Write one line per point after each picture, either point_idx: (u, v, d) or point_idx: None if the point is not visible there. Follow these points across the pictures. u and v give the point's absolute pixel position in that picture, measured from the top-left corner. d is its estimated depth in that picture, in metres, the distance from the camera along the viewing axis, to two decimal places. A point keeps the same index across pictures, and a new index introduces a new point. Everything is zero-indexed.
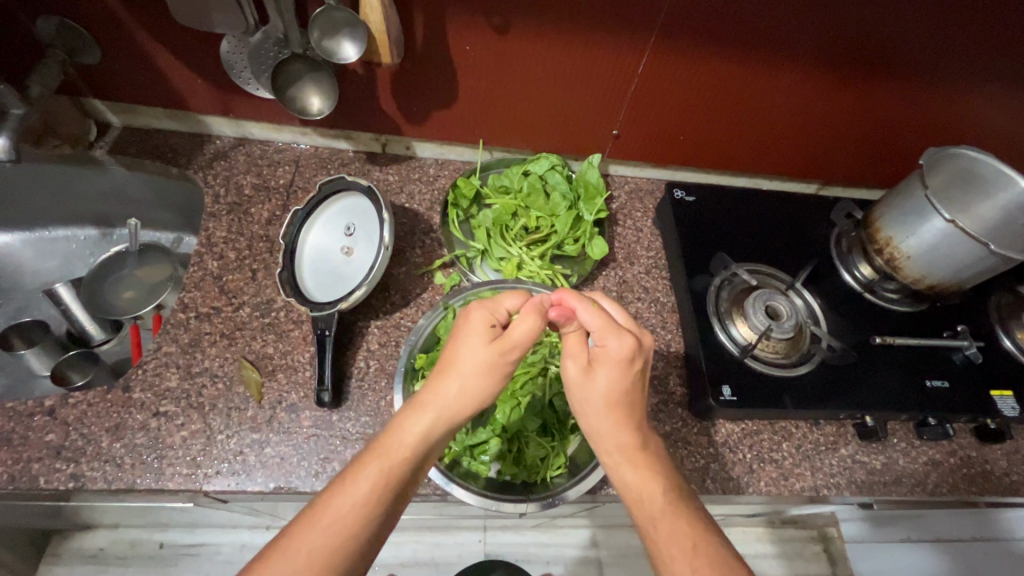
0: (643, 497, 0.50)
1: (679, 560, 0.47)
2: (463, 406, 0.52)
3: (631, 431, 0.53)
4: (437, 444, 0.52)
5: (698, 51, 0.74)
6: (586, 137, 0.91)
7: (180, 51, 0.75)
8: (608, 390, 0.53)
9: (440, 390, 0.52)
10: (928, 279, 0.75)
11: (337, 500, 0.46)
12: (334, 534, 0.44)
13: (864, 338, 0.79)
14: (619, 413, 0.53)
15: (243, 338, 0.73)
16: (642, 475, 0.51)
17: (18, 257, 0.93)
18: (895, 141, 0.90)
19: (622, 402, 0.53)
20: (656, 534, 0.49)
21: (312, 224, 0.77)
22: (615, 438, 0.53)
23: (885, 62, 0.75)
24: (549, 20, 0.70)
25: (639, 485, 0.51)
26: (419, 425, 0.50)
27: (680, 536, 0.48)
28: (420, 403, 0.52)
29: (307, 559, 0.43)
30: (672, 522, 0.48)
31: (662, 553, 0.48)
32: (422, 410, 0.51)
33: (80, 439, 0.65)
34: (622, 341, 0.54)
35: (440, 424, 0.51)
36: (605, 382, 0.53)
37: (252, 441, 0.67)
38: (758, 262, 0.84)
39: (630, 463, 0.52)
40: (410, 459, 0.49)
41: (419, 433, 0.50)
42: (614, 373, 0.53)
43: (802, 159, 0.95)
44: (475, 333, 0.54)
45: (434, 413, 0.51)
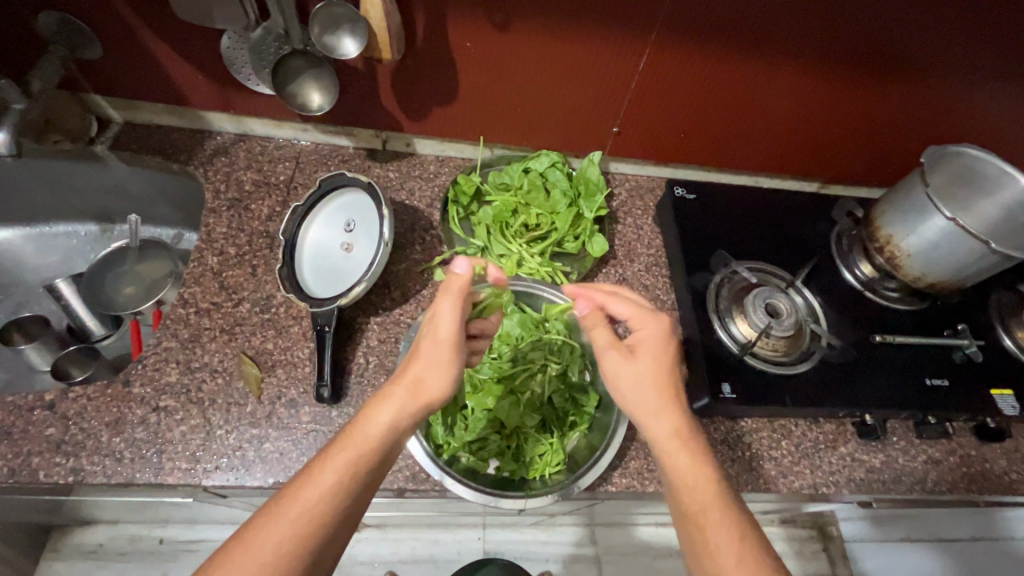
0: (693, 488, 0.51)
1: (725, 551, 0.48)
2: (430, 393, 0.53)
3: (679, 415, 0.54)
4: (407, 432, 0.53)
5: (698, 48, 0.74)
6: (587, 135, 0.91)
7: (181, 46, 0.75)
8: (654, 371, 0.55)
9: (407, 379, 0.53)
10: (928, 277, 0.74)
11: (304, 491, 0.47)
12: (302, 524, 0.45)
13: (865, 336, 0.79)
14: (668, 394, 0.55)
15: (242, 333, 0.74)
16: (691, 465, 0.52)
17: (18, 252, 0.93)
18: (896, 139, 0.89)
19: (670, 383, 0.55)
20: (703, 525, 0.49)
21: (312, 221, 0.77)
22: (664, 422, 0.53)
23: (886, 61, 0.74)
24: (549, 17, 0.70)
25: (689, 475, 0.51)
26: (386, 413, 0.51)
27: (727, 529, 0.49)
28: (387, 392, 0.52)
29: (275, 550, 0.44)
30: (722, 513, 0.50)
31: (708, 543, 0.49)
32: (388, 398, 0.52)
33: (80, 433, 0.65)
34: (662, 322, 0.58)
35: (407, 411, 0.52)
36: (650, 364, 0.56)
37: (252, 437, 0.67)
38: (759, 261, 0.84)
39: (679, 452, 0.52)
40: (377, 446, 0.50)
41: (387, 421, 0.51)
42: (659, 353, 0.56)
43: (802, 157, 0.95)
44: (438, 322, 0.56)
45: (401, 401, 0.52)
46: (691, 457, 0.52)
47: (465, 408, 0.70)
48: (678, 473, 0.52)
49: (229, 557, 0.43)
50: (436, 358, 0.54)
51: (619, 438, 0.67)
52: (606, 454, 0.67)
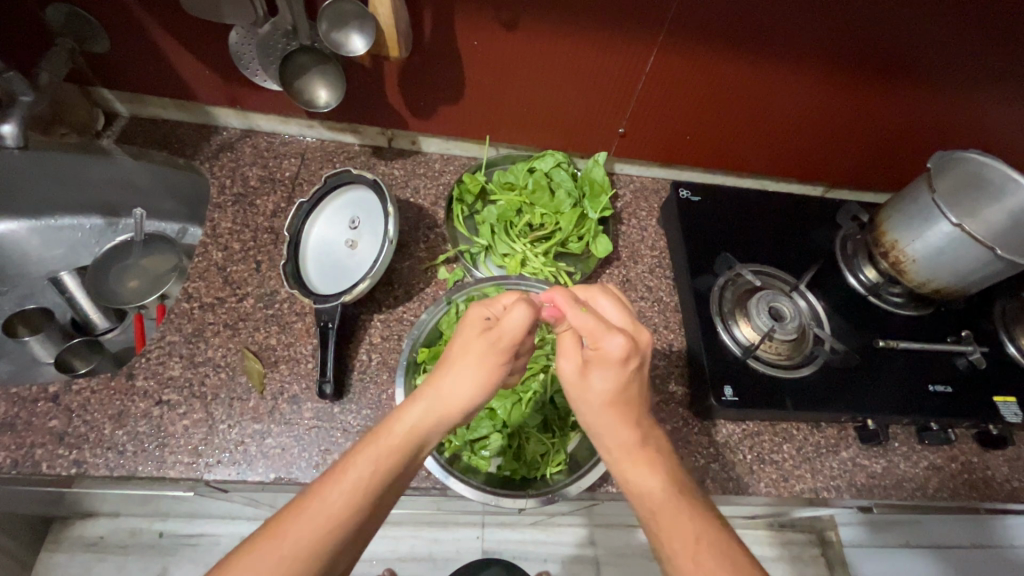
0: (644, 492, 0.51)
1: (682, 555, 0.46)
2: (459, 397, 0.53)
3: (631, 429, 0.53)
4: (435, 433, 0.53)
5: (703, 50, 0.74)
6: (592, 135, 0.91)
7: (189, 40, 0.75)
8: (605, 390, 0.54)
9: (439, 383, 0.54)
10: (933, 283, 0.74)
11: (329, 489, 0.46)
12: (328, 522, 0.45)
13: (868, 341, 0.79)
14: (619, 411, 0.54)
15: (246, 329, 0.74)
16: (642, 470, 0.52)
17: (24, 244, 0.94)
18: (903, 144, 0.89)
19: (620, 400, 0.54)
20: (662, 530, 0.48)
21: (317, 217, 0.77)
22: (614, 435, 0.53)
23: (893, 66, 0.74)
24: (555, 16, 0.70)
25: (640, 482, 0.51)
26: (416, 414, 0.52)
27: (684, 531, 0.47)
28: (416, 394, 0.53)
29: (298, 549, 0.43)
30: (677, 515, 0.48)
31: (665, 547, 0.48)
32: (418, 400, 0.53)
33: (83, 425, 0.65)
34: (621, 340, 0.54)
35: (439, 412, 0.52)
36: (604, 381, 0.54)
37: (254, 432, 0.67)
38: (763, 264, 0.83)
39: (627, 458, 0.53)
40: (406, 447, 0.50)
41: (415, 422, 0.52)
42: (611, 373, 0.54)
43: (807, 161, 0.94)
44: (476, 325, 0.57)
45: (435, 403, 0.53)
46: (642, 462, 0.52)
47: None
48: (631, 481, 0.52)
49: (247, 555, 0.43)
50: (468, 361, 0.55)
51: None
52: None
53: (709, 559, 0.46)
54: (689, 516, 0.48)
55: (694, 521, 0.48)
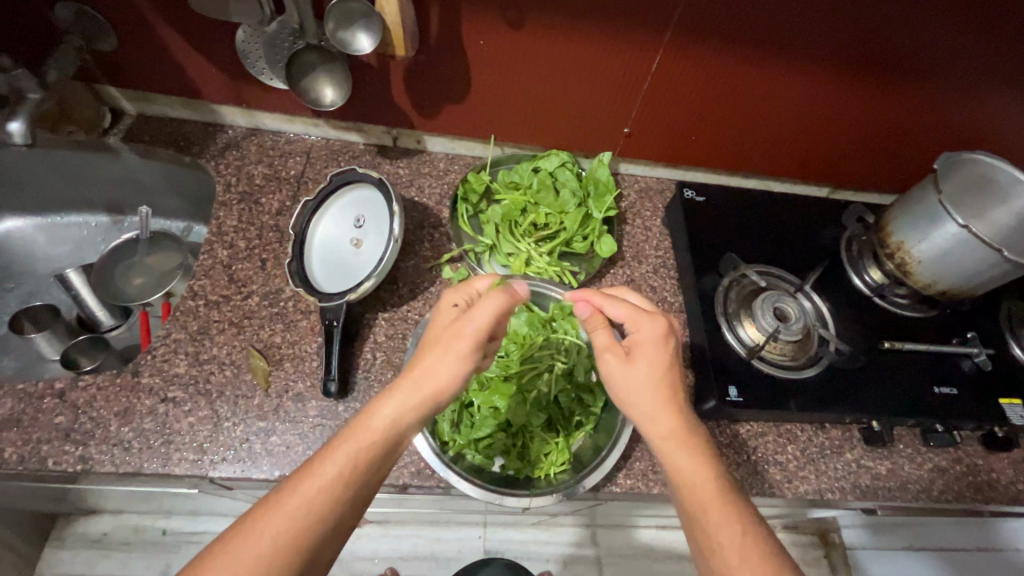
0: (694, 483, 0.51)
1: (729, 549, 0.48)
2: (435, 387, 0.53)
3: (677, 417, 0.54)
4: (413, 427, 0.53)
5: (710, 50, 0.74)
6: (597, 135, 0.91)
7: (197, 38, 0.75)
8: (651, 372, 0.55)
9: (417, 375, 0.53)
10: (939, 285, 0.74)
11: (305, 484, 0.47)
12: (302, 518, 0.45)
13: (873, 342, 0.79)
14: (666, 396, 0.54)
15: (251, 327, 0.74)
16: (691, 461, 0.52)
17: (31, 242, 0.95)
18: (908, 146, 0.89)
19: (666, 383, 0.55)
20: (710, 523, 0.49)
21: (322, 216, 0.77)
22: (662, 423, 0.53)
23: (900, 67, 0.74)
24: (562, 16, 0.70)
25: (690, 473, 0.51)
26: (391, 408, 0.51)
27: (731, 525, 0.49)
28: (396, 386, 0.53)
29: (274, 543, 0.44)
30: (724, 511, 0.49)
31: (710, 540, 0.49)
32: (395, 394, 0.52)
33: (89, 422, 0.65)
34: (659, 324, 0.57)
35: (416, 407, 0.52)
36: (649, 366, 0.55)
37: (259, 429, 0.67)
38: (768, 265, 0.83)
39: (676, 447, 0.52)
40: (382, 442, 0.50)
41: (392, 415, 0.51)
42: (655, 354, 0.55)
43: (812, 162, 0.94)
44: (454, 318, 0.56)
45: (412, 396, 0.52)
46: (689, 453, 0.52)
47: (469, 405, 0.70)
48: (678, 472, 0.52)
49: (226, 548, 0.44)
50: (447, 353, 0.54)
51: (625, 439, 0.67)
52: (610, 455, 0.67)
53: (754, 552, 0.47)
54: (733, 509, 0.50)
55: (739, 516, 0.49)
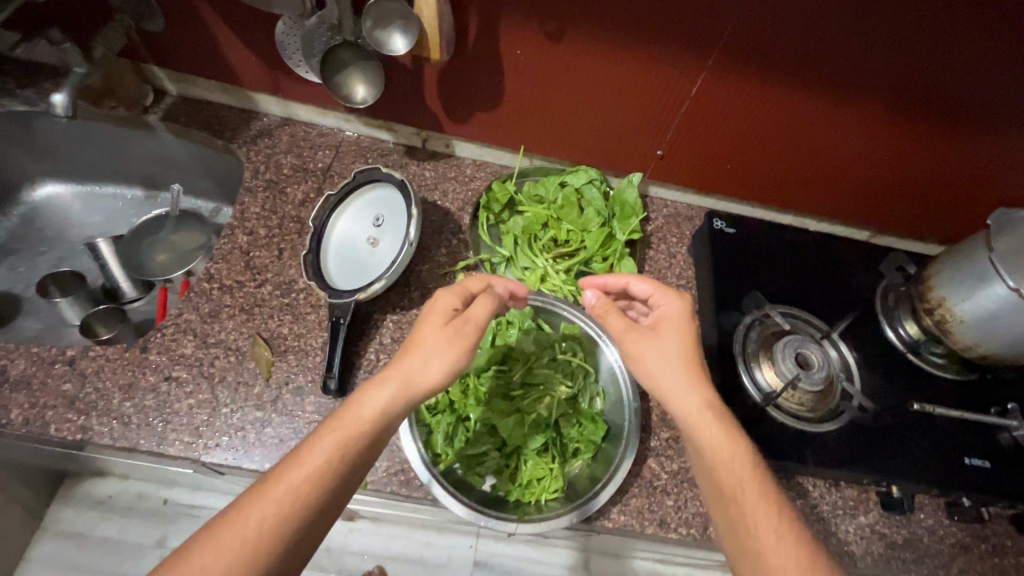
0: (727, 463, 0.50)
1: (764, 528, 0.47)
2: (425, 380, 0.53)
3: (705, 394, 0.54)
4: (397, 419, 0.53)
5: (753, 78, 0.71)
6: (628, 155, 0.89)
7: (239, 25, 0.76)
8: (682, 345, 0.56)
9: (401, 366, 0.53)
10: (980, 349, 0.68)
11: (290, 472, 0.47)
12: (285, 507, 0.45)
13: (901, 402, 0.74)
14: (696, 369, 0.55)
15: (260, 315, 0.74)
16: (725, 440, 0.51)
17: (68, 208, 1.00)
18: (962, 194, 0.84)
19: (696, 355, 0.56)
20: (740, 497, 0.49)
21: (342, 212, 0.77)
22: (691, 400, 0.53)
23: (959, 112, 0.70)
24: (601, 32, 0.68)
25: (723, 453, 0.50)
26: (376, 400, 0.51)
27: (767, 507, 0.48)
28: (379, 377, 0.53)
29: (257, 528, 0.44)
30: (757, 491, 0.49)
31: (745, 523, 0.48)
32: (381, 385, 0.52)
33: (93, 392, 0.66)
34: (681, 300, 0.59)
35: (400, 397, 0.52)
36: (675, 340, 0.56)
37: (256, 419, 0.67)
38: (795, 306, 0.79)
39: (709, 424, 0.52)
40: (367, 430, 0.50)
41: (378, 407, 0.51)
42: (683, 329, 0.57)
43: (853, 203, 0.90)
44: (437, 313, 0.57)
45: (395, 387, 0.52)
46: (719, 427, 0.52)
47: (465, 419, 0.68)
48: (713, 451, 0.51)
49: (211, 534, 0.44)
50: (434, 345, 0.54)
51: (621, 476, 0.65)
52: (604, 490, 0.65)
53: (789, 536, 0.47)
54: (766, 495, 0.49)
55: (774, 503, 0.49)
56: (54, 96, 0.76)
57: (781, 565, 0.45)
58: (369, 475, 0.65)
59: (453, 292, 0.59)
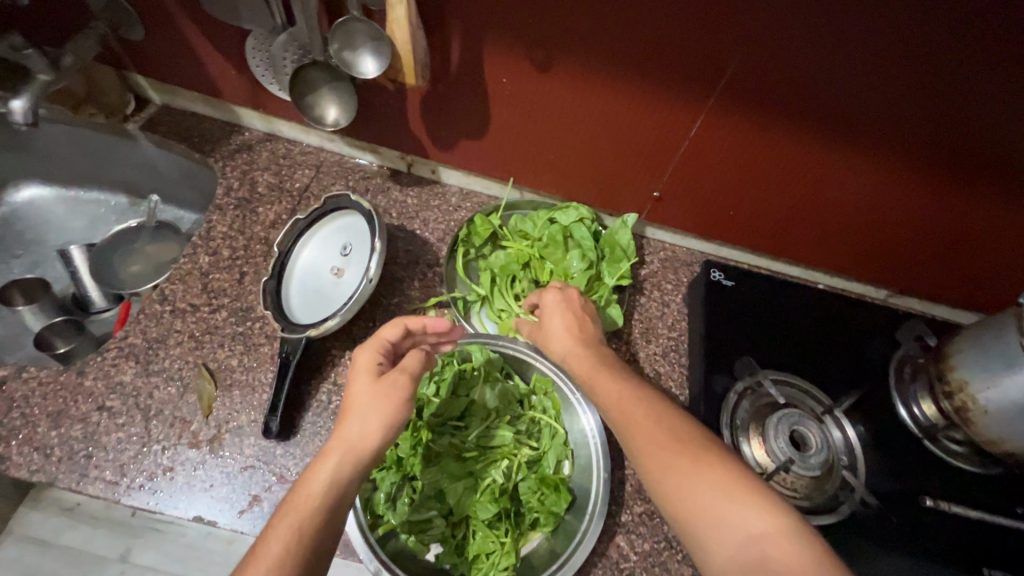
0: (578, 364, 0.56)
1: (601, 392, 0.52)
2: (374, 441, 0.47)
3: (569, 331, 0.60)
4: (354, 487, 0.45)
5: (758, 121, 0.64)
6: (624, 193, 0.82)
7: (214, 36, 0.72)
8: (554, 306, 0.63)
9: (341, 433, 0.46)
10: (1006, 444, 0.59)
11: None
12: None
13: (911, 496, 0.65)
14: (569, 322, 0.61)
15: (210, 343, 0.69)
16: (576, 351, 0.57)
17: (51, 212, 0.97)
18: (992, 259, 0.75)
19: (570, 316, 0.61)
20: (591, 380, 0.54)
21: (309, 239, 0.72)
22: (558, 334, 0.60)
23: (990, 170, 0.62)
24: (592, 63, 0.62)
25: (575, 359, 0.57)
26: (324, 472, 0.44)
27: (606, 379, 0.52)
28: (322, 452, 0.46)
29: None
30: (600, 373, 0.54)
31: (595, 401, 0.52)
32: (326, 457, 0.45)
33: (19, 418, 0.62)
34: (552, 292, 0.64)
35: (349, 461, 0.45)
36: (555, 310, 0.62)
37: (187, 459, 0.62)
38: (795, 374, 0.71)
39: (571, 347, 0.58)
40: (319, 509, 0.42)
41: (327, 478, 0.44)
42: (557, 299, 0.63)
43: (868, 259, 0.81)
44: (360, 372, 0.51)
45: (339, 456, 0.45)
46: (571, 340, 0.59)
47: (413, 478, 0.62)
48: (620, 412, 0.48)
49: None
50: (373, 398, 0.48)
51: (581, 558, 0.58)
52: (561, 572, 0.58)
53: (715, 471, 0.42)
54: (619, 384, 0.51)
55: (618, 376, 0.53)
56: (12, 101, 0.70)
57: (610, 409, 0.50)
58: None
59: (371, 347, 0.53)
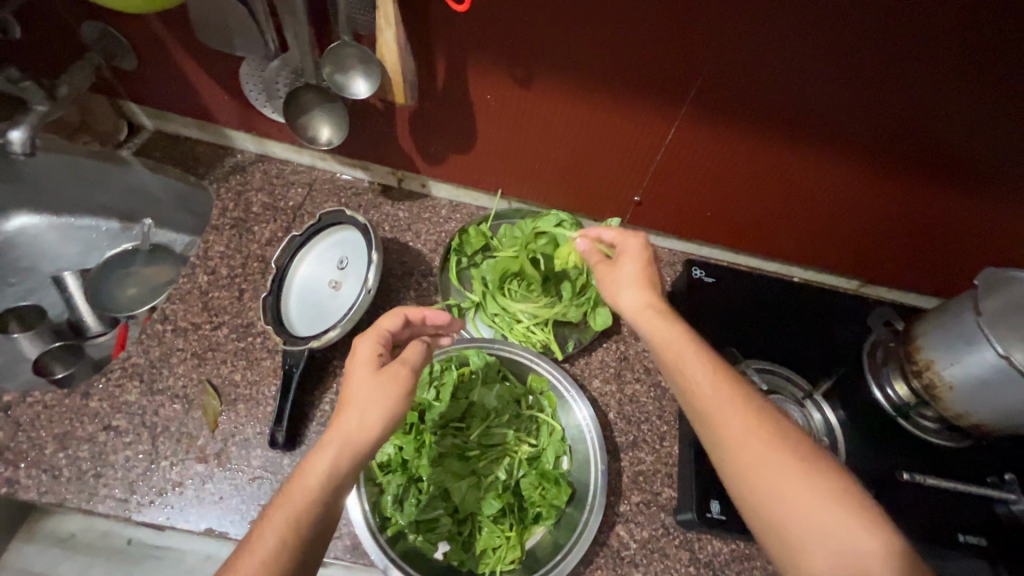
0: (665, 341, 0.52)
1: (704, 383, 0.50)
2: (370, 434, 0.48)
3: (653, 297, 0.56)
4: (350, 479, 0.47)
5: (729, 127, 0.68)
6: (607, 199, 0.86)
7: (206, 63, 0.74)
8: (639, 250, 0.60)
9: (339, 426, 0.47)
10: (972, 417, 0.63)
11: (242, 563, 0.41)
12: None
13: (889, 471, 0.69)
14: (650, 289, 0.57)
15: (213, 360, 0.71)
16: (662, 325, 0.53)
17: (43, 240, 0.97)
18: (951, 247, 0.80)
19: (649, 278, 0.58)
20: (684, 364, 0.51)
21: (305, 254, 0.74)
22: (644, 303, 0.55)
23: (944, 163, 0.67)
24: (572, 77, 0.66)
25: (662, 334, 0.53)
26: (319, 465, 0.45)
27: (703, 363, 0.51)
28: (320, 442, 0.47)
29: None
30: (696, 355, 0.51)
31: (693, 388, 0.50)
32: (324, 449, 0.46)
33: (26, 442, 0.63)
34: (637, 238, 0.60)
35: (346, 456, 0.46)
36: (633, 264, 0.59)
37: (195, 473, 0.63)
38: (776, 362, 0.75)
39: (656, 321, 0.54)
40: (316, 499, 0.44)
41: (325, 470, 0.45)
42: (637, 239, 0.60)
43: (837, 252, 0.86)
44: (361, 363, 0.52)
45: (337, 448, 0.46)
46: (655, 314, 0.54)
47: (418, 479, 0.64)
48: (706, 402, 0.49)
49: None
50: (371, 392, 0.49)
51: (586, 544, 0.60)
52: (565, 561, 0.60)
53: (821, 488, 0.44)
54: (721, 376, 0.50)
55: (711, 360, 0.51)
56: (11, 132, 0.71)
57: (718, 407, 0.48)
58: None
59: (371, 338, 0.54)
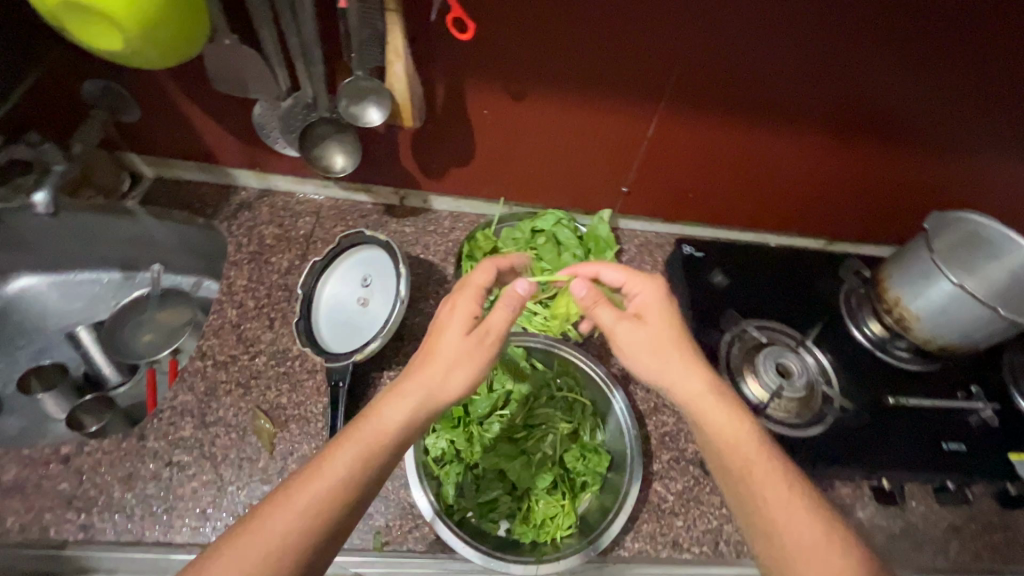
0: (708, 411, 0.55)
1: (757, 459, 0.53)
2: (446, 393, 0.52)
3: (692, 358, 0.57)
4: (418, 430, 0.52)
5: (702, 114, 0.77)
6: (598, 192, 0.94)
7: (212, 108, 0.78)
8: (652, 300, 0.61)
9: (423, 377, 0.52)
10: (937, 340, 0.74)
11: (314, 484, 0.46)
12: (312, 519, 0.44)
13: (878, 400, 0.79)
14: (683, 351, 0.57)
15: (257, 387, 0.74)
16: (714, 403, 0.55)
17: (42, 300, 0.94)
18: (899, 196, 0.92)
19: (680, 340, 0.58)
20: (732, 439, 0.53)
21: (329, 277, 0.79)
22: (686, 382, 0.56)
23: (883, 124, 0.78)
24: (561, 85, 0.73)
25: (702, 403, 0.55)
26: (398, 412, 0.50)
27: (747, 436, 0.54)
28: (400, 391, 0.51)
29: (281, 538, 0.43)
30: (740, 428, 0.54)
31: (735, 461, 0.53)
32: (402, 398, 0.51)
33: (92, 488, 0.65)
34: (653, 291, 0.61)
35: (421, 409, 0.51)
36: (657, 324, 0.59)
37: (263, 494, 0.67)
38: (769, 319, 0.85)
39: (706, 400, 0.55)
40: (386, 442, 0.49)
41: (400, 417, 0.50)
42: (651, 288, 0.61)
43: (804, 215, 0.97)
44: (455, 322, 0.56)
45: (418, 401, 0.51)
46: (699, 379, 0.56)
47: (473, 466, 0.70)
48: (736, 454, 0.53)
49: (232, 542, 0.43)
50: (456, 354, 0.53)
51: (631, 503, 0.67)
52: (617, 519, 0.66)
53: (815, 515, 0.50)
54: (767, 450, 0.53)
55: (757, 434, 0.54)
56: (37, 194, 0.78)
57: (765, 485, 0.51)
58: (386, 535, 0.67)
59: (471, 297, 0.58)
